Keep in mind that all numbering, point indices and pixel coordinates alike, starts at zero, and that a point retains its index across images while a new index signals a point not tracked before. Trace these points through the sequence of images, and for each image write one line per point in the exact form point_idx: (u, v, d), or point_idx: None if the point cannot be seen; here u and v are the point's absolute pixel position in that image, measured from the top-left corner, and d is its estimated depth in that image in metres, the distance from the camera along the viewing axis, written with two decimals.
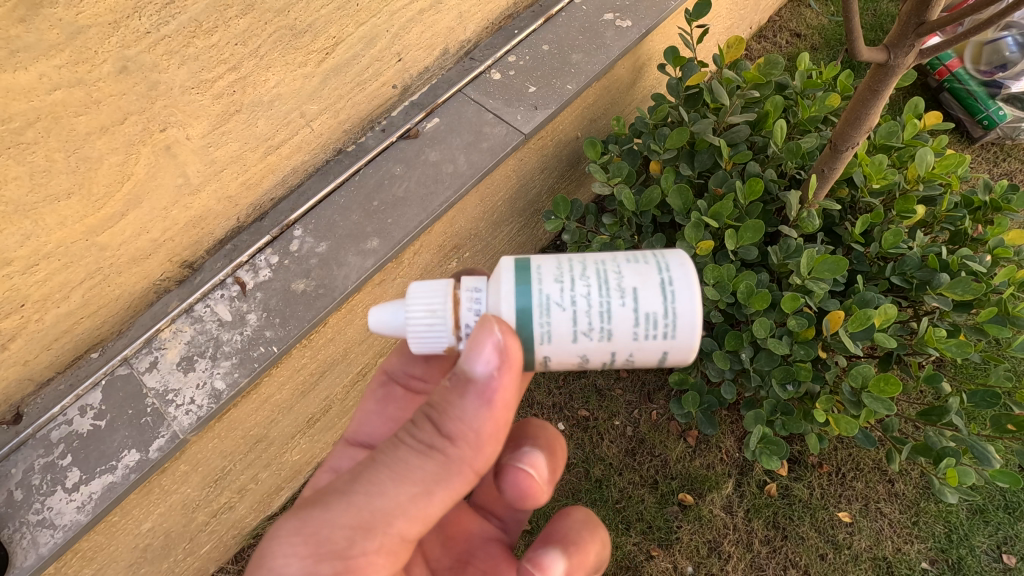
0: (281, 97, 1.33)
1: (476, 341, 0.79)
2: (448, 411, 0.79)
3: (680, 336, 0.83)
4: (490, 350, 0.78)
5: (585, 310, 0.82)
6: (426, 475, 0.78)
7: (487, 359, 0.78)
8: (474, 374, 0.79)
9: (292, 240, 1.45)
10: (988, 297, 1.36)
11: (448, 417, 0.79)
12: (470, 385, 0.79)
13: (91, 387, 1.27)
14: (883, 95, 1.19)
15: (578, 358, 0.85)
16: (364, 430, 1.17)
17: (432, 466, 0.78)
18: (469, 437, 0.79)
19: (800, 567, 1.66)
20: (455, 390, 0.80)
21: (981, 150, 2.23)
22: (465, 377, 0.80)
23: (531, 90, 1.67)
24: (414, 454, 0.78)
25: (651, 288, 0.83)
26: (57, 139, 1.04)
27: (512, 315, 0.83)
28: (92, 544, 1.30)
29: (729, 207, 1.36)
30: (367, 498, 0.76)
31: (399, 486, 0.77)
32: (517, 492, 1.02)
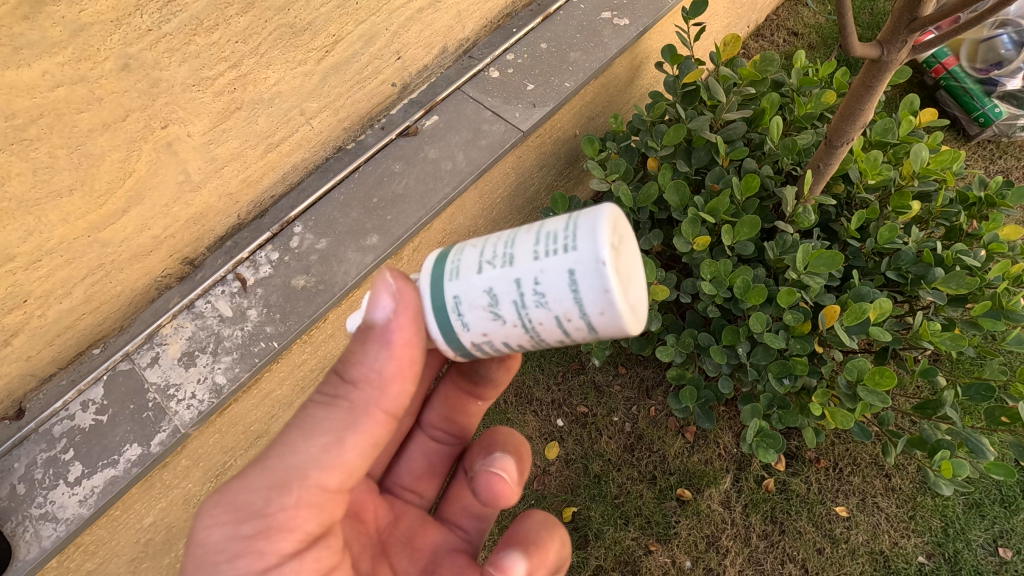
0: (281, 94, 1.34)
1: (372, 292, 0.83)
2: (350, 358, 0.82)
3: (580, 252, 0.75)
4: (384, 297, 0.82)
5: (492, 243, 0.83)
6: (334, 424, 0.80)
7: (385, 306, 0.82)
8: (374, 323, 0.82)
9: (292, 237, 1.46)
10: (983, 291, 1.37)
11: (351, 364, 0.82)
12: (371, 333, 0.82)
13: (93, 383, 1.28)
14: (877, 90, 1.20)
15: (488, 298, 0.80)
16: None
17: (338, 413, 0.81)
18: (372, 379, 0.82)
19: (798, 561, 1.67)
20: (359, 340, 0.83)
21: (978, 147, 2.24)
22: (366, 327, 0.83)
23: (528, 88, 1.68)
24: (319, 405, 0.81)
25: (557, 220, 0.80)
26: (60, 135, 1.05)
27: (433, 272, 0.86)
28: (94, 539, 1.31)
29: (726, 202, 1.37)
30: (280, 457, 0.79)
31: (307, 440, 0.79)
32: (485, 494, 1.05)
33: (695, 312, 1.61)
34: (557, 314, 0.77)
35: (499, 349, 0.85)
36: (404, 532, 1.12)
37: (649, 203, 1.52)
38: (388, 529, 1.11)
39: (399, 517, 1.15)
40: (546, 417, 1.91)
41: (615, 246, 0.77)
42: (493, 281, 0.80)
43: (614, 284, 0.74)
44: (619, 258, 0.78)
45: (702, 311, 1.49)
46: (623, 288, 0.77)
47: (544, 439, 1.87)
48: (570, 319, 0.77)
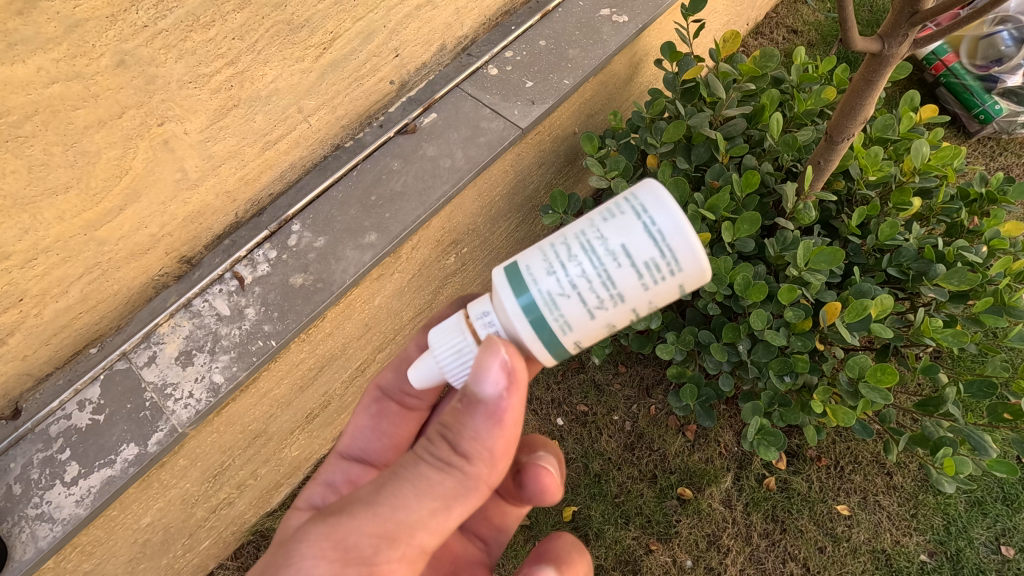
0: (278, 92, 1.33)
1: (482, 362, 0.79)
2: (462, 429, 0.79)
3: (674, 248, 0.78)
4: (498, 370, 0.79)
5: (589, 289, 0.80)
6: (445, 491, 0.78)
7: (496, 379, 0.79)
8: (483, 396, 0.79)
9: (290, 235, 1.45)
10: (985, 288, 1.37)
11: (463, 437, 0.79)
12: (479, 406, 0.79)
13: (89, 382, 1.27)
14: (877, 85, 1.20)
15: (596, 316, 0.82)
16: (356, 444, 1.19)
17: (450, 482, 0.78)
18: (484, 455, 0.79)
19: (799, 560, 1.66)
20: (466, 410, 0.80)
21: (978, 144, 2.24)
22: (475, 397, 0.80)
23: (527, 85, 1.67)
24: (432, 468, 0.78)
25: (644, 244, 0.79)
26: (55, 132, 1.04)
27: (523, 310, 0.84)
28: (91, 539, 1.30)
29: (726, 199, 1.36)
30: (392, 509, 0.75)
31: (422, 501, 0.76)
32: (531, 488, 1.01)
33: (695, 309, 1.59)
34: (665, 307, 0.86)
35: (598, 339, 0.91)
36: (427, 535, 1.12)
37: None
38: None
39: None
40: (546, 416, 1.90)
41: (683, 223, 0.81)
42: (597, 303, 0.81)
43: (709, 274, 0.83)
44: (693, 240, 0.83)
45: (703, 308, 1.48)
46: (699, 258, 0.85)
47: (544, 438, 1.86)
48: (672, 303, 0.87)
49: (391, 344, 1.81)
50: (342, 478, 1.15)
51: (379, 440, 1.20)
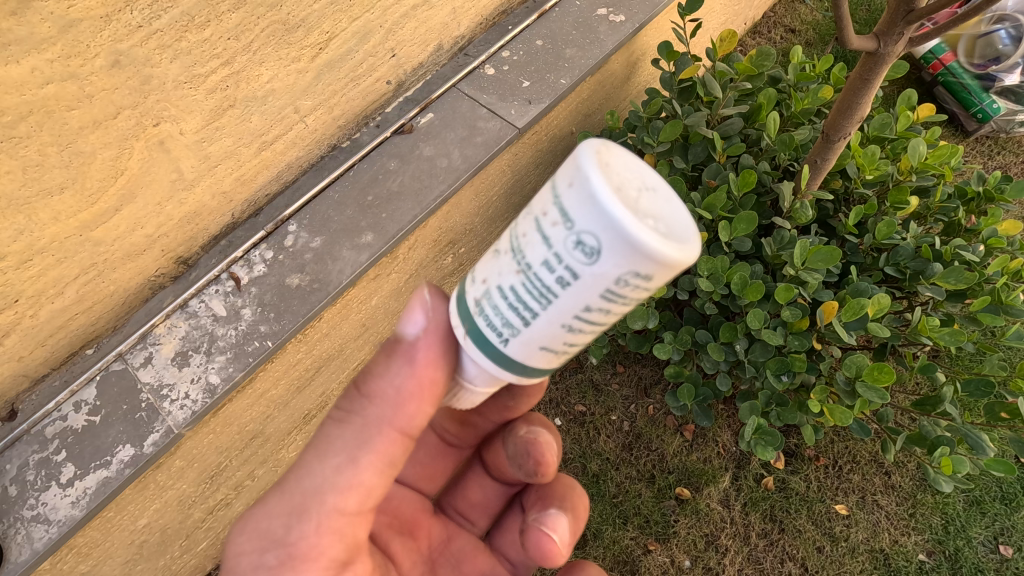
0: (274, 92, 1.33)
1: (406, 308, 0.80)
2: (371, 370, 0.80)
3: (571, 199, 0.61)
4: (417, 312, 0.79)
5: (501, 272, 0.70)
6: (346, 443, 0.78)
7: (411, 324, 0.79)
8: (399, 339, 0.79)
9: (287, 235, 1.45)
10: (982, 287, 1.36)
11: (371, 377, 0.80)
12: (398, 347, 0.80)
13: (86, 383, 1.27)
14: (874, 84, 1.19)
15: (500, 292, 0.70)
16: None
17: (350, 431, 0.79)
18: (390, 396, 0.79)
19: (797, 560, 1.66)
20: (385, 352, 0.81)
21: (976, 143, 2.23)
22: (395, 340, 0.80)
23: (524, 85, 1.67)
24: (335, 423, 0.80)
25: (546, 209, 0.64)
26: (49, 133, 1.04)
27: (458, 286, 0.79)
28: (87, 540, 1.29)
29: (723, 198, 1.35)
30: (297, 480, 0.78)
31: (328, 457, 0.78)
32: (533, 552, 0.96)
33: (693, 309, 1.59)
34: (610, 296, 0.64)
35: (546, 354, 0.72)
36: (456, 553, 1.12)
37: None
38: (440, 548, 1.11)
39: (452, 537, 1.14)
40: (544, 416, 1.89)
41: (620, 181, 0.60)
42: (499, 272, 0.70)
43: (642, 243, 0.58)
44: (629, 198, 0.60)
45: (700, 308, 1.48)
46: (649, 224, 0.60)
47: None
48: (624, 293, 0.63)
49: None
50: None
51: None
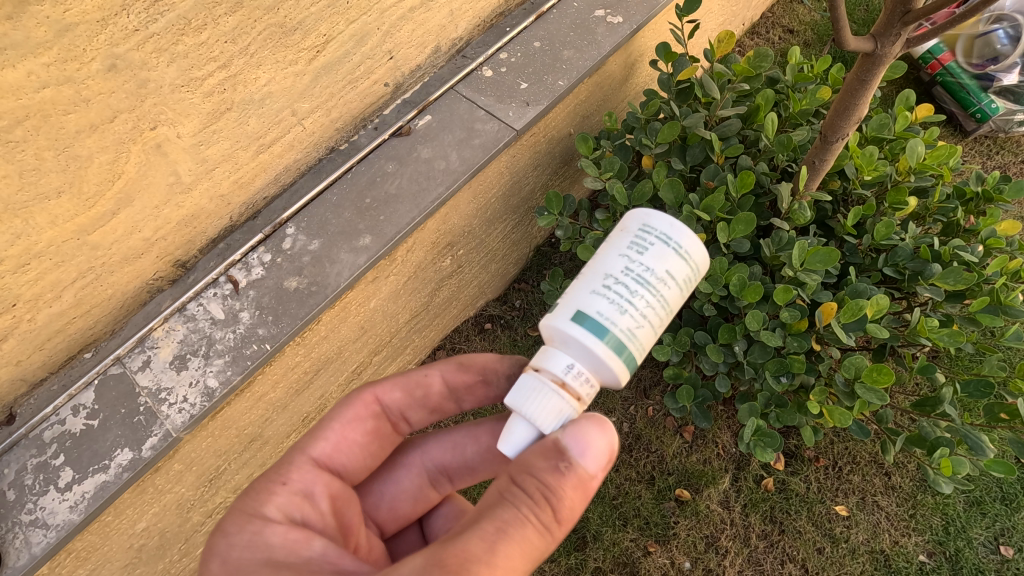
0: (272, 95, 1.33)
1: (590, 429, 0.83)
2: (564, 494, 0.79)
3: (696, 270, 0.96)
4: (602, 440, 0.82)
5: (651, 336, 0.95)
6: (538, 554, 0.77)
7: (594, 456, 0.82)
8: (585, 464, 0.81)
9: (285, 238, 1.45)
10: (981, 287, 1.36)
11: (567, 501, 0.79)
12: (583, 475, 0.81)
13: (84, 387, 1.27)
14: (871, 85, 1.19)
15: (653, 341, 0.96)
16: (338, 456, 1.07)
17: (543, 547, 0.77)
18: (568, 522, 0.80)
19: (798, 561, 1.65)
20: (571, 477, 0.80)
21: (974, 143, 2.23)
22: (579, 467, 0.81)
23: (522, 86, 1.67)
24: (535, 531, 0.76)
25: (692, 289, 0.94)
26: (46, 137, 1.04)
27: (628, 370, 0.88)
28: (86, 545, 1.29)
29: (721, 199, 1.35)
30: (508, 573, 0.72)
31: (523, 562, 0.74)
32: None
33: (691, 310, 1.59)
34: None
35: None
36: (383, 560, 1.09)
37: (643, 201, 1.50)
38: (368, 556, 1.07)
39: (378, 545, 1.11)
40: None
41: None
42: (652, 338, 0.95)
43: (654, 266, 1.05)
44: None
45: (698, 309, 1.48)
46: None
47: None
48: None
49: (387, 346, 1.81)
50: (320, 491, 1.00)
51: (362, 456, 1.11)
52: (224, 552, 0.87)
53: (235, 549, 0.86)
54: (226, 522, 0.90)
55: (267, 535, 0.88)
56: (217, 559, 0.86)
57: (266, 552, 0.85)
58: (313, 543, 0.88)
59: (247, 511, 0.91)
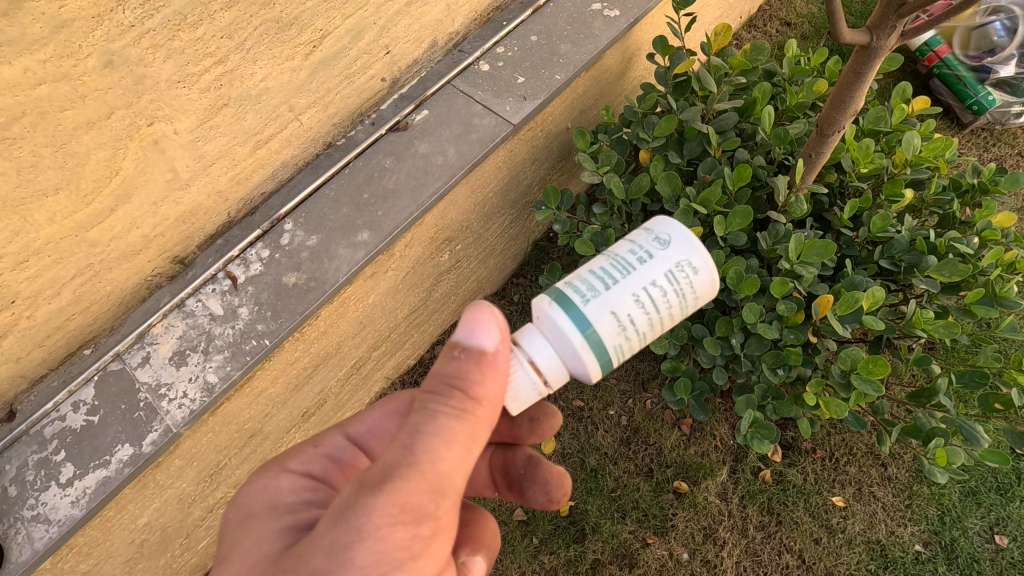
0: (268, 90, 1.33)
1: (479, 322, 0.84)
2: (470, 379, 0.81)
3: (678, 247, 0.91)
4: (491, 329, 0.84)
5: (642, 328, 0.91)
6: (467, 436, 0.78)
7: (486, 336, 0.84)
8: (483, 347, 0.83)
9: (283, 234, 1.45)
10: (976, 279, 1.36)
11: (474, 386, 0.81)
12: (483, 357, 0.83)
13: (84, 383, 1.27)
14: (867, 77, 1.19)
15: (625, 312, 0.87)
16: (377, 440, 1.02)
17: (467, 428, 0.78)
18: (490, 401, 0.82)
19: (795, 551, 1.67)
20: (471, 366, 0.81)
21: (971, 135, 2.24)
22: (478, 354, 0.82)
23: (518, 81, 1.67)
24: (452, 417, 0.78)
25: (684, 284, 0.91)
26: (44, 134, 1.04)
27: (560, 309, 0.89)
28: (87, 540, 1.29)
29: (718, 192, 1.35)
30: (430, 462, 0.74)
31: (449, 448, 0.76)
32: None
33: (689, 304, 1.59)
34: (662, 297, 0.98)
35: None
36: None
37: (640, 194, 1.50)
38: None
39: None
40: None
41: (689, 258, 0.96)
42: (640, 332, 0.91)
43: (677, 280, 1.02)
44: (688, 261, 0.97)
45: None
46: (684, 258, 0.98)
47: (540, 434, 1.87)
48: None
49: (386, 342, 1.82)
50: (348, 461, 0.98)
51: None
52: (240, 498, 0.91)
53: (251, 495, 0.90)
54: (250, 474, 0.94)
55: (278, 482, 0.91)
56: (234, 505, 0.90)
57: (272, 496, 0.88)
58: (317, 493, 0.90)
59: (272, 462, 0.94)
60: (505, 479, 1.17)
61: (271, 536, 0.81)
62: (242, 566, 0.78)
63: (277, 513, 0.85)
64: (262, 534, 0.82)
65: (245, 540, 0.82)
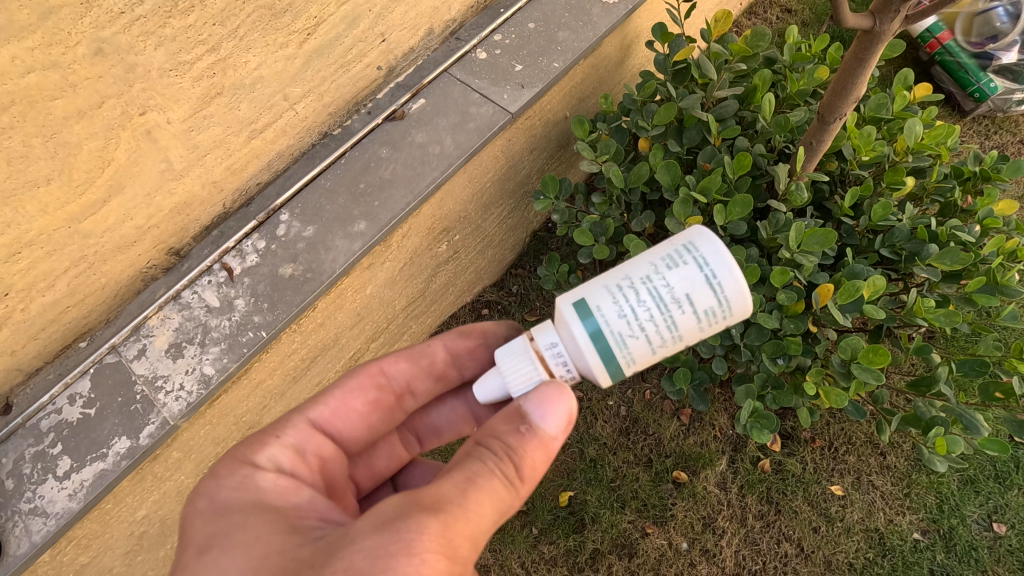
0: (262, 79, 1.31)
1: (554, 399, 0.88)
2: (526, 448, 0.85)
3: (725, 303, 0.90)
4: (564, 405, 0.89)
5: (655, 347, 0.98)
6: (503, 508, 0.81)
7: (555, 418, 0.88)
8: (546, 422, 0.87)
9: (279, 225, 1.44)
10: (977, 267, 1.35)
11: (528, 459, 0.84)
12: (543, 430, 0.87)
13: (80, 375, 1.26)
14: (869, 63, 1.17)
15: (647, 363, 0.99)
16: (336, 422, 1.09)
17: (507, 496, 0.81)
18: (533, 479, 0.85)
19: (794, 540, 1.67)
20: (531, 437, 0.86)
21: (973, 122, 2.22)
22: (537, 424, 0.87)
23: (516, 69, 1.65)
24: (503, 483, 0.81)
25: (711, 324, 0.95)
26: (33, 124, 1.02)
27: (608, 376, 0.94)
28: (85, 533, 1.29)
29: (718, 181, 1.34)
30: (472, 516, 0.77)
31: (492, 511, 0.79)
32: None
33: None
34: None
35: None
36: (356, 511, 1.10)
37: (640, 183, 1.48)
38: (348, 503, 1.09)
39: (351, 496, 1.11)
40: None
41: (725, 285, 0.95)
42: None
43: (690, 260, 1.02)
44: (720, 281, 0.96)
45: None
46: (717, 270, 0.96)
47: None
48: None
49: (384, 333, 1.81)
50: (312, 449, 1.03)
51: (360, 425, 1.13)
52: (213, 491, 0.89)
53: (224, 490, 0.89)
54: (219, 467, 0.93)
55: (257, 479, 0.91)
56: (206, 497, 0.88)
57: (254, 495, 0.89)
58: (301, 493, 0.93)
59: (238, 458, 0.93)
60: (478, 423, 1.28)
61: (277, 535, 0.81)
62: (244, 558, 0.77)
63: (270, 513, 0.86)
64: (266, 529, 0.82)
65: (243, 533, 0.81)
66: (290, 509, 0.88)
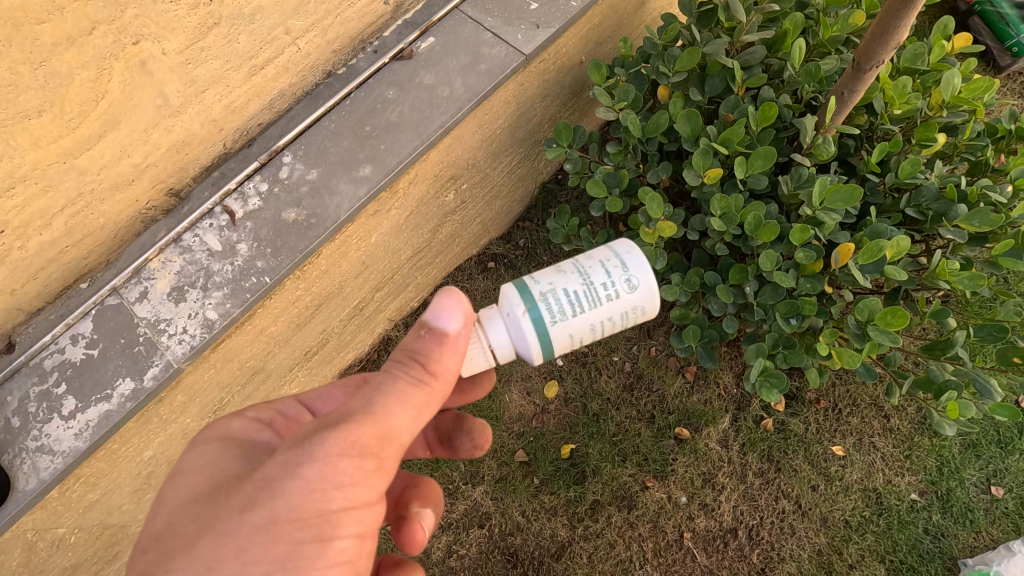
0: (262, 10, 1.24)
1: (445, 303, 0.87)
2: (431, 353, 0.82)
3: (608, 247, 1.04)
4: (452, 305, 0.86)
5: (565, 277, 0.96)
6: (419, 403, 0.79)
7: (455, 319, 0.86)
8: (448, 330, 0.85)
9: (281, 167, 1.39)
10: (1005, 230, 1.30)
11: (431, 357, 0.82)
12: (448, 339, 0.85)
13: (81, 317, 1.25)
14: (916, 5, 1.04)
15: (557, 286, 0.96)
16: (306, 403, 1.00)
17: (420, 394, 0.79)
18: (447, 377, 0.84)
19: (792, 497, 1.69)
20: (435, 342, 0.84)
21: (1008, 80, 2.12)
22: (443, 331, 0.85)
23: (531, 7, 1.56)
24: (410, 385, 0.79)
25: (601, 252, 1.00)
26: (20, 50, 0.97)
27: (508, 285, 0.99)
28: (94, 471, 1.30)
29: (741, 132, 1.27)
30: (384, 415, 0.75)
31: (402, 409, 0.77)
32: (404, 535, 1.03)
33: (702, 250, 1.53)
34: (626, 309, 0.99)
35: (567, 340, 0.97)
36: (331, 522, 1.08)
37: (658, 133, 1.42)
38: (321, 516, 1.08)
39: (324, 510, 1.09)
40: None
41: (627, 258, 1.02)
42: (564, 281, 0.96)
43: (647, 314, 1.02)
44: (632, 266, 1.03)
45: (710, 249, 1.41)
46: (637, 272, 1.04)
47: (543, 378, 1.87)
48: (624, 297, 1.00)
49: (390, 283, 1.78)
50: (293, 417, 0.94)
51: None
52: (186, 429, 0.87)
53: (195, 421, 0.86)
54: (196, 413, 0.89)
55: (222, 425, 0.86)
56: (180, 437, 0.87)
57: (217, 434, 0.85)
58: (264, 434, 0.87)
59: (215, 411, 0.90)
60: (436, 433, 1.25)
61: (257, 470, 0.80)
62: (192, 484, 0.78)
63: (224, 443, 0.83)
64: (215, 456, 0.81)
65: (193, 459, 0.81)
66: (243, 446, 0.83)
